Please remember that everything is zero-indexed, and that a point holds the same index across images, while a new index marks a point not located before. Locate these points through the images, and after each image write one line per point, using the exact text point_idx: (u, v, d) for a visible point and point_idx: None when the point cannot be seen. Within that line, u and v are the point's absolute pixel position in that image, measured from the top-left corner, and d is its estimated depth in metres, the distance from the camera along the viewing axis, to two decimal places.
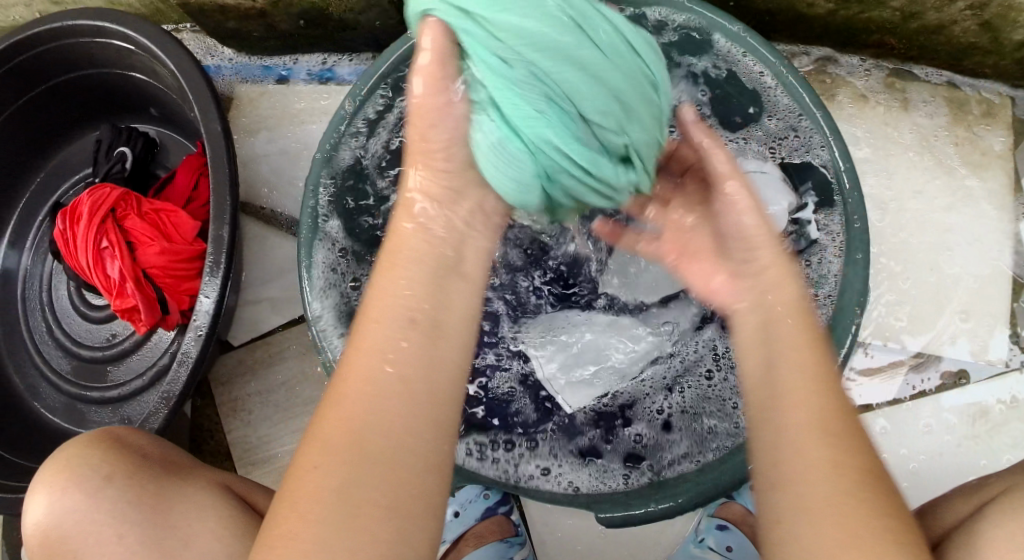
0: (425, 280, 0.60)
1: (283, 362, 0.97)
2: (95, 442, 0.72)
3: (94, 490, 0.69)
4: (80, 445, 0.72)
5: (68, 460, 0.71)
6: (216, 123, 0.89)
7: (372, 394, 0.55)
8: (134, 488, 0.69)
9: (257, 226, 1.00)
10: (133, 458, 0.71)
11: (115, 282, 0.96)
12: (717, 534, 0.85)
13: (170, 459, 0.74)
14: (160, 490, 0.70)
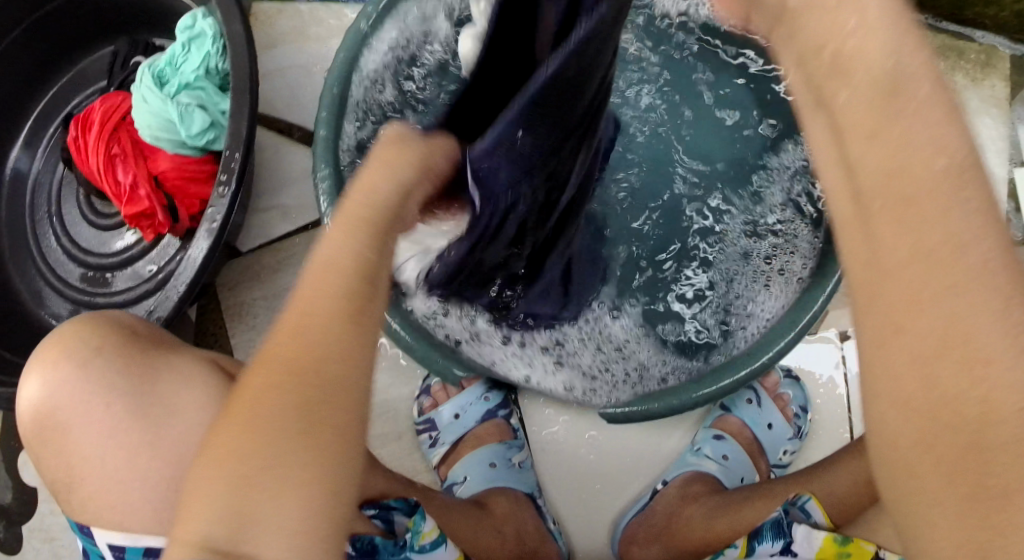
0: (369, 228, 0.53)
1: (291, 267, 1.00)
2: (89, 322, 0.67)
3: (86, 360, 0.65)
4: (71, 327, 0.67)
5: (66, 335, 0.66)
6: (238, 24, 0.90)
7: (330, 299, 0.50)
8: (125, 358, 0.66)
9: (271, 137, 1.04)
10: (126, 329, 0.68)
11: (126, 187, 0.95)
12: (715, 443, 0.87)
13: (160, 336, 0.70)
14: (150, 363, 0.67)
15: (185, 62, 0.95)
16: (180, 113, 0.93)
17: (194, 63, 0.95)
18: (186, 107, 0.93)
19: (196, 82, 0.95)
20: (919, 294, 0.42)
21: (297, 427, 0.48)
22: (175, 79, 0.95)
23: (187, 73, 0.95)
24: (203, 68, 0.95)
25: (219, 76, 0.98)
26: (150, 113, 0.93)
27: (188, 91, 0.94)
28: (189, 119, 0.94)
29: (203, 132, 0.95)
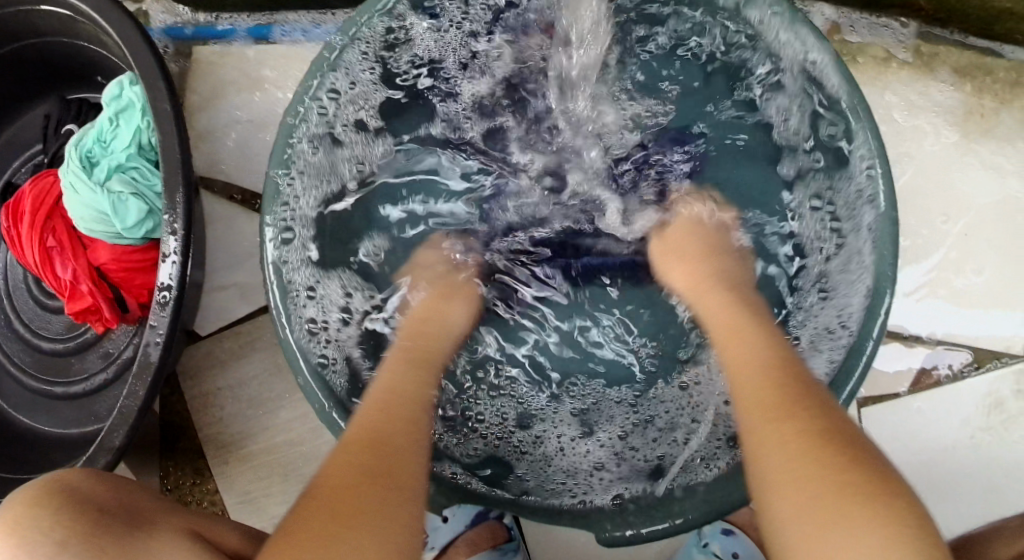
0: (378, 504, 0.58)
1: (254, 353, 0.92)
2: (46, 499, 0.64)
3: (49, 555, 0.61)
4: (28, 501, 0.64)
5: (17, 518, 0.63)
6: (165, 100, 0.78)
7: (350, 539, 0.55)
8: (96, 551, 0.62)
9: (221, 206, 0.94)
10: (95, 511, 0.65)
11: (67, 282, 0.86)
12: (723, 539, 0.81)
13: (134, 505, 0.68)
14: (130, 550, 0.63)
15: (115, 143, 0.84)
16: (112, 201, 0.82)
17: (123, 143, 0.84)
18: (118, 194, 0.82)
19: (129, 163, 0.84)
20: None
21: None
22: (105, 160, 0.84)
23: (117, 154, 0.84)
24: (134, 149, 0.84)
25: (154, 152, 0.86)
26: (81, 205, 0.82)
27: (119, 175, 0.83)
28: (123, 207, 0.82)
29: (140, 222, 0.83)
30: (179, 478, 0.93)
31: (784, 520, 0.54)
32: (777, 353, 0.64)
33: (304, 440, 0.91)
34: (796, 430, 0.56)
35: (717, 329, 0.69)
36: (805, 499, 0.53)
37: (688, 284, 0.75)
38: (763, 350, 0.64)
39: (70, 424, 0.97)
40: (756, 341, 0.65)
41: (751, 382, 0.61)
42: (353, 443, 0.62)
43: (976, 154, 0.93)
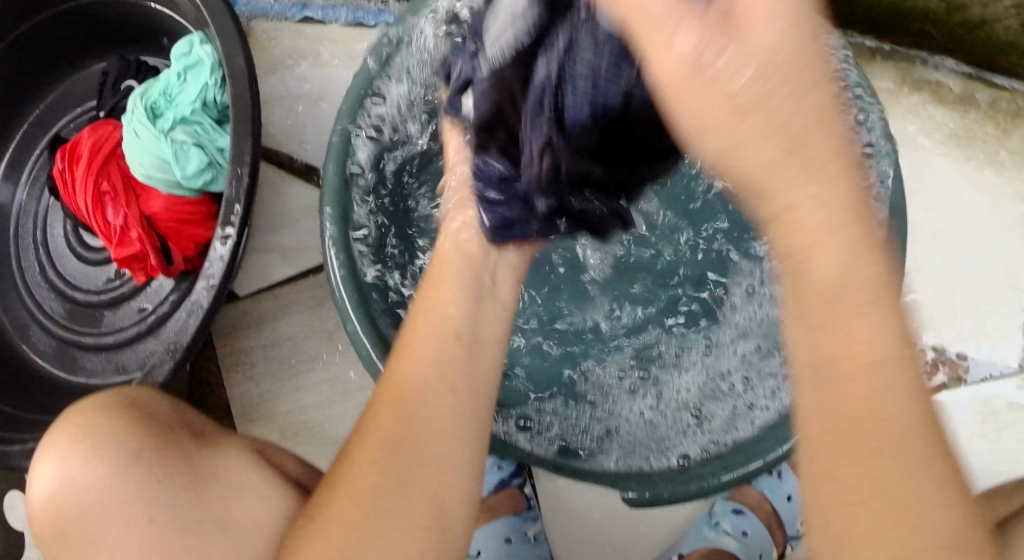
0: (433, 383, 0.60)
1: (290, 315, 0.95)
2: (115, 410, 0.61)
3: (119, 467, 0.59)
4: (95, 410, 0.61)
5: (87, 426, 0.60)
6: (239, 56, 0.81)
7: (418, 417, 0.58)
8: (166, 466, 0.60)
9: (269, 171, 0.97)
10: (156, 429, 0.61)
11: (116, 228, 0.88)
12: (734, 518, 0.86)
13: (189, 422, 0.64)
14: (196, 469, 0.61)
15: (183, 95, 0.87)
16: (175, 150, 0.84)
17: (191, 96, 0.87)
18: (182, 145, 0.85)
19: (193, 116, 0.87)
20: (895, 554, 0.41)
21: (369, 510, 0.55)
22: (170, 112, 0.86)
23: (183, 105, 0.87)
24: (200, 102, 0.87)
25: (216, 109, 0.89)
26: (143, 150, 0.85)
27: (184, 127, 0.86)
28: (186, 157, 0.85)
29: (200, 172, 0.86)
30: None
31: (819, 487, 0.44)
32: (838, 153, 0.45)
33: (333, 403, 0.94)
34: (868, 338, 0.43)
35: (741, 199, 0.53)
36: (885, 434, 0.42)
37: (685, 111, 0.48)
38: (819, 198, 0.44)
39: (97, 375, 0.98)
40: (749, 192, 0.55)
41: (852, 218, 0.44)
42: (389, 391, 0.60)
43: (981, 179, 0.99)
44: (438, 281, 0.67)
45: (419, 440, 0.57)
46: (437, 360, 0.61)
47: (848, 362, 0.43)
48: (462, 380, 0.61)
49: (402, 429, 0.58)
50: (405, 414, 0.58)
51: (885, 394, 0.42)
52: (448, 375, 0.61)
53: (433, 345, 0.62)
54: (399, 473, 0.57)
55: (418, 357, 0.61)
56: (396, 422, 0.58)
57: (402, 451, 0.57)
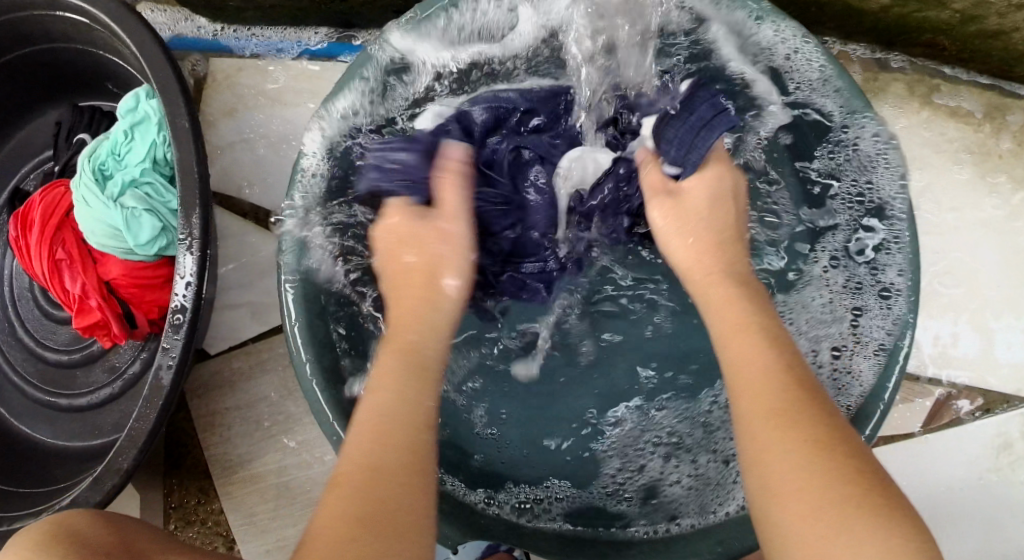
0: (401, 443, 0.58)
1: (263, 373, 0.91)
2: (54, 543, 0.61)
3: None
4: (35, 545, 0.61)
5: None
6: (185, 117, 0.76)
7: (382, 488, 0.56)
8: None
9: (233, 221, 0.92)
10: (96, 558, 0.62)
11: (75, 296, 0.85)
12: None
13: (129, 545, 0.65)
14: None
15: (132, 157, 0.83)
16: (124, 217, 0.80)
17: (140, 157, 0.83)
18: (132, 211, 0.81)
19: (143, 178, 0.82)
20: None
21: None
22: (119, 175, 0.82)
23: (132, 167, 0.82)
24: (149, 163, 0.83)
25: (168, 167, 0.84)
26: (93, 219, 0.81)
27: (134, 190, 0.82)
28: (137, 223, 0.81)
29: (153, 239, 0.82)
30: (183, 497, 0.92)
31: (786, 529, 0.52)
32: (766, 339, 0.59)
33: (314, 462, 0.91)
34: (791, 464, 0.53)
35: (721, 322, 0.62)
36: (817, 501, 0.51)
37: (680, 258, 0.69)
38: (772, 360, 0.58)
39: (72, 437, 0.96)
40: (753, 309, 0.62)
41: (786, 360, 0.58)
42: (350, 476, 0.56)
43: (996, 196, 0.92)
44: (398, 345, 0.65)
45: (391, 508, 0.55)
46: (394, 410, 0.60)
47: (791, 435, 0.54)
48: (414, 429, 0.60)
49: (380, 491, 0.56)
50: (377, 487, 0.56)
51: (784, 467, 0.53)
52: (409, 433, 0.59)
53: (394, 395, 0.61)
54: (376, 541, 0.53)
55: (381, 425, 0.59)
56: (359, 495, 0.55)
57: (379, 504, 0.55)
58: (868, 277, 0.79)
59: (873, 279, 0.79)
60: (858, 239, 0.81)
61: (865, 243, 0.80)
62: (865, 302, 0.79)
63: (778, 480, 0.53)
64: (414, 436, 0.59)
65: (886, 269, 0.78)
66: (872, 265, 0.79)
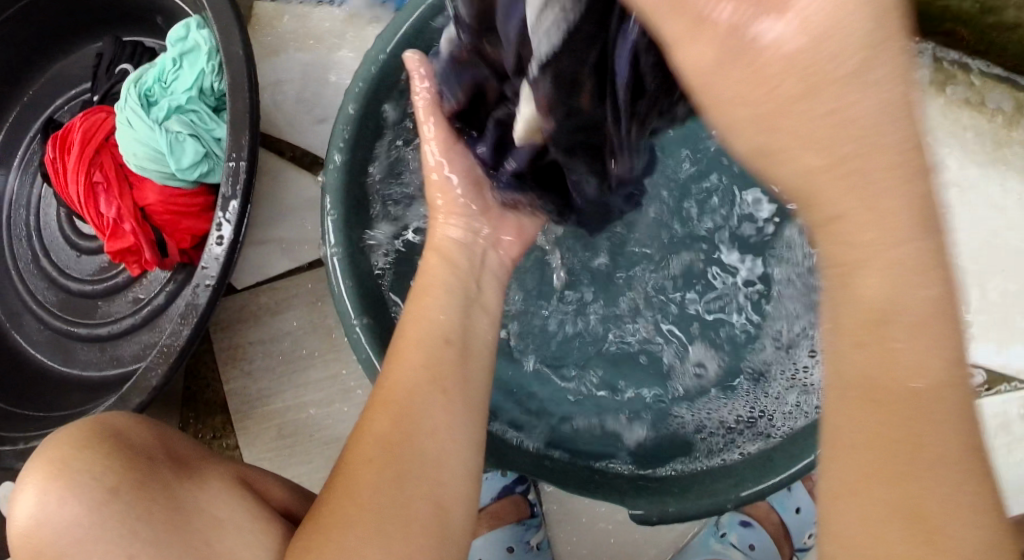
0: (437, 363, 0.60)
1: (289, 310, 0.92)
2: (94, 441, 0.61)
3: (98, 504, 0.59)
4: (74, 443, 0.61)
5: (66, 459, 0.60)
6: (237, 45, 0.78)
7: (417, 409, 0.58)
8: (146, 499, 0.59)
9: (270, 159, 0.94)
10: (141, 457, 0.62)
11: (110, 221, 0.86)
12: (741, 531, 0.86)
13: (175, 452, 0.64)
14: (178, 501, 0.60)
15: (178, 83, 0.84)
16: (169, 140, 0.81)
17: (187, 84, 0.83)
18: (177, 137, 0.82)
19: (188, 105, 0.83)
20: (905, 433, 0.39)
21: (371, 504, 0.54)
22: (165, 100, 0.83)
23: (178, 92, 0.83)
24: (196, 91, 0.84)
25: (213, 96, 0.85)
26: (136, 141, 0.82)
27: (179, 116, 0.83)
28: (181, 149, 0.82)
29: (195, 164, 0.83)
30: (199, 430, 0.93)
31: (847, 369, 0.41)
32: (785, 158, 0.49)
33: (333, 401, 0.92)
34: (922, 333, 0.39)
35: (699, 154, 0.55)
36: (929, 352, 0.39)
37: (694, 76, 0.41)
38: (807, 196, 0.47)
39: (90, 367, 0.96)
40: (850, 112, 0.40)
41: (926, 265, 0.38)
42: (385, 395, 0.59)
43: (1008, 185, 0.96)
44: (431, 280, 0.65)
45: (420, 431, 0.57)
46: (431, 329, 0.62)
47: (896, 389, 0.39)
48: (449, 366, 0.60)
49: (412, 409, 0.58)
50: (404, 413, 0.57)
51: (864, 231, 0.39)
52: (442, 357, 0.60)
53: (438, 313, 0.63)
54: (400, 452, 0.56)
55: (417, 343, 0.61)
56: (400, 410, 0.58)
57: (403, 425, 0.57)
58: None
59: None
60: None
61: None
62: None
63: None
64: (451, 360, 0.61)
65: None
66: None
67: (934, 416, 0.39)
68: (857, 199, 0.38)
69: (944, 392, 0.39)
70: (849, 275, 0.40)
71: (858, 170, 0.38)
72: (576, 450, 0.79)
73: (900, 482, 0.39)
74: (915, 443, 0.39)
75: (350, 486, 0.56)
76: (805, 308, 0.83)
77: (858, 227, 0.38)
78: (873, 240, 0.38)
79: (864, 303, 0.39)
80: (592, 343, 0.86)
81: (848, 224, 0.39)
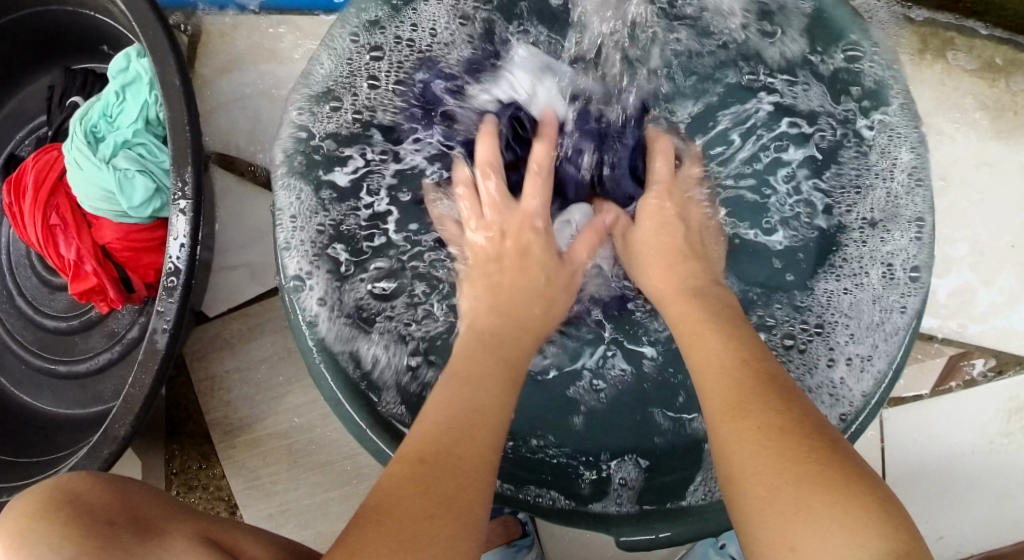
0: (472, 427, 0.59)
1: (263, 336, 0.90)
2: (53, 511, 0.62)
3: None
4: (33, 514, 0.62)
5: (23, 531, 0.61)
6: (176, 77, 0.74)
7: (456, 466, 0.56)
8: None
9: (232, 182, 0.91)
10: (101, 522, 0.63)
11: (70, 262, 0.84)
12: (740, 541, 0.82)
13: (136, 513, 0.67)
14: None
15: (123, 118, 0.81)
16: (117, 177, 0.79)
17: (132, 118, 0.81)
18: (125, 173, 0.79)
19: (135, 139, 0.81)
20: (776, 500, 0.51)
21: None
22: (111, 136, 0.80)
23: (124, 127, 0.81)
24: (140, 123, 0.81)
25: (161, 127, 0.82)
26: (85, 181, 0.79)
27: (126, 151, 0.80)
28: (131, 185, 0.79)
29: (148, 200, 0.80)
30: (185, 462, 0.92)
31: (735, 445, 0.55)
32: (696, 293, 0.69)
33: (315, 425, 0.91)
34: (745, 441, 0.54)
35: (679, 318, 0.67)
36: (751, 421, 0.55)
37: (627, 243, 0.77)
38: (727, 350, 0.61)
39: (73, 404, 0.95)
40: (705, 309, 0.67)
41: (751, 348, 0.62)
42: (415, 455, 0.57)
43: (1010, 153, 0.90)
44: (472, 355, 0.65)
45: (459, 489, 0.55)
46: (475, 393, 0.62)
47: (819, 457, 0.52)
48: (492, 431, 0.60)
49: (466, 469, 0.57)
50: (441, 469, 0.56)
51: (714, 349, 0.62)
52: (485, 425, 0.60)
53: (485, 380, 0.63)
54: (449, 506, 0.54)
55: (450, 405, 0.60)
56: (433, 466, 0.56)
57: (446, 483, 0.55)
58: (888, 172, 0.78)
59: (887, 174, 0.79)
60: (860, 128, 0.80)
61: (881, 130, 0.78)
62: (887, 198, 0.78)
63: (734, 448, 0.54)
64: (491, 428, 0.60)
65: (897, 166, 0.78)
66: (895, 160, 0.78)
67: (756, 469, 0.53)
68: (709, 358, 0.61)
69: (785, 431, 0.54)
70: (707, 383, 0.60)
71: (697, 339, 0.63)
72: (581, 491, 0.75)
73: (783, 528, 0.50)
74: (860, 478, 0.51)
75: (372, 536, 0.53)
76: (830, 270, 0.80)
77: (703, 352, 0.62)
78: (712, 349, 0.62)
79: (720, 412, 0.57)
80: (581, 367, 0.81)
81: (696, 358, 0.62)
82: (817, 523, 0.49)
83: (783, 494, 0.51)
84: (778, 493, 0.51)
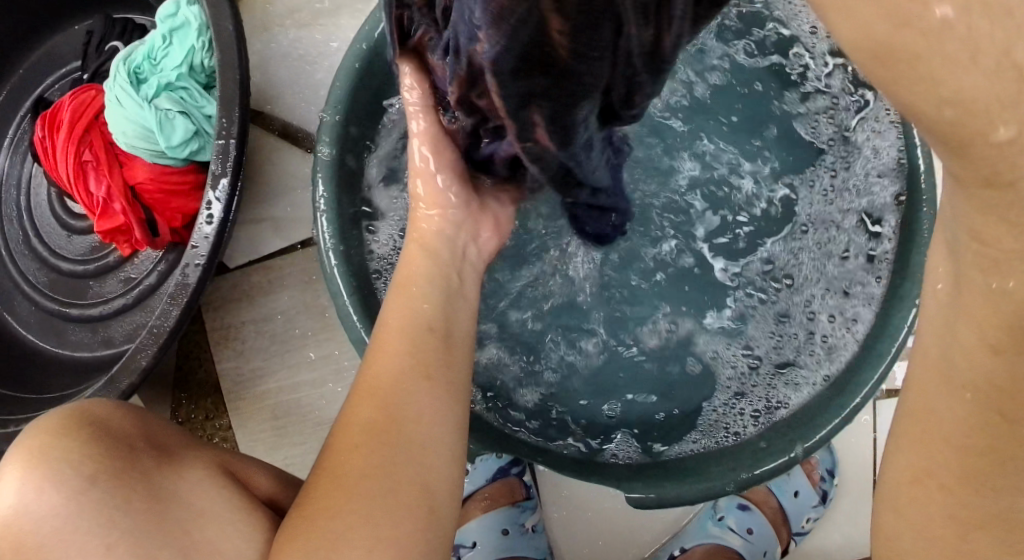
0: (409, 355, 0.59)
1: (282, 290, 0.91)
2: (74, 428, 0.60)
3: (76, 493, 0.57)
4: (54, 430, 0.60)
5: (44, 447, 0.59)
6: (227, 20, 0.76)
7: (401, 400, 0.57)
8: (125, 488, 0.58)
9: (263, 137, 0.92)
10: (123, 445, 0.61)
11: (99, 199, 0.84)
12: (739, 514, 0.86)
13: (157, 441, 0.64)
14: (158, 490, 0.59)
15: (168, 61, 0.83)
16: (157, 116, 0.80)
17: (176, 61, 0.82)
18: (166, 113, 0.81)
19: (178, 82, 0.82)
20: (953, 412, 0.39)
21: (348, 488, 0.54)
22: (154, 77, 0.82)
23: (168, 69, 0.82)
24: (184, 68, 0.82)
25: (204, 74, 0.84)
26: (125, 119, 0.81)
27: (167, 93, 0.82)
28: (170, 126, 0.81)
29: (185, 142, 0.82)
30: (190, 410, 0.92)
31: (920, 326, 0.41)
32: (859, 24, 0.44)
33: (326, 382, 0.91)
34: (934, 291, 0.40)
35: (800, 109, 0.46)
36: (944, 298, 0.40)
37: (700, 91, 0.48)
38: None
39: (83, 348, 0.95)
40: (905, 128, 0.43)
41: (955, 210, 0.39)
42: (366, 386, 0.58)
43: None
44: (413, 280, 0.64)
45: (407, 421, 0.56)
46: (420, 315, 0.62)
47: (962, 373, 0.37)
48: (431, 359, 0.59)
49: (409, 399, 0.57)
50: (381, 401, 0.57)
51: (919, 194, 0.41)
52: (433, 353, 0.60)
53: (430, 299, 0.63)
54: (389, 439, 0.55)
55: (399, 333, 0.61)
56: (384, 400, 0.57)
57: (385, 413, 0.56)
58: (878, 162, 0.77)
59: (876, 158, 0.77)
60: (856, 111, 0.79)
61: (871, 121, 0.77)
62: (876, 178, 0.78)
63: (921, 325, 0.41)
64: (437, 349, 0.60)
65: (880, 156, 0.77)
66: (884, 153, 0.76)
67: (953, 389, 0.38)
68: None
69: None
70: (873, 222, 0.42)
71: None
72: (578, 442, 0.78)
73: (980, 451, 0.37)
74: None
75: (339, 471, 0.55)
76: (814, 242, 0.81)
77: None
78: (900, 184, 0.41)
79: (898, 265, 0.42)
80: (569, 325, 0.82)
81: None
82: (958, 432, 0.39)
83: (948, 411, 0.39)
84: (936, 410, 0.40)
